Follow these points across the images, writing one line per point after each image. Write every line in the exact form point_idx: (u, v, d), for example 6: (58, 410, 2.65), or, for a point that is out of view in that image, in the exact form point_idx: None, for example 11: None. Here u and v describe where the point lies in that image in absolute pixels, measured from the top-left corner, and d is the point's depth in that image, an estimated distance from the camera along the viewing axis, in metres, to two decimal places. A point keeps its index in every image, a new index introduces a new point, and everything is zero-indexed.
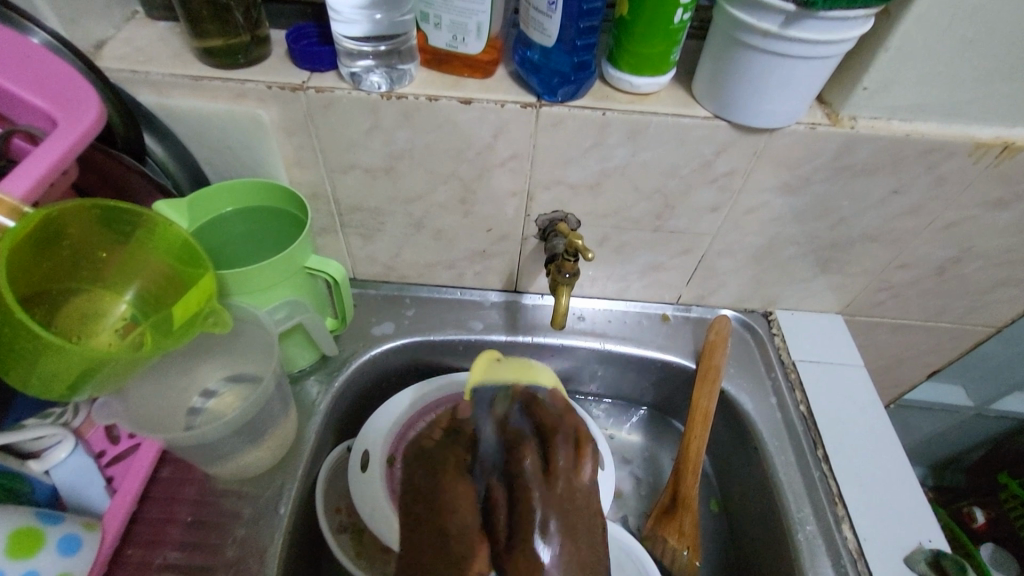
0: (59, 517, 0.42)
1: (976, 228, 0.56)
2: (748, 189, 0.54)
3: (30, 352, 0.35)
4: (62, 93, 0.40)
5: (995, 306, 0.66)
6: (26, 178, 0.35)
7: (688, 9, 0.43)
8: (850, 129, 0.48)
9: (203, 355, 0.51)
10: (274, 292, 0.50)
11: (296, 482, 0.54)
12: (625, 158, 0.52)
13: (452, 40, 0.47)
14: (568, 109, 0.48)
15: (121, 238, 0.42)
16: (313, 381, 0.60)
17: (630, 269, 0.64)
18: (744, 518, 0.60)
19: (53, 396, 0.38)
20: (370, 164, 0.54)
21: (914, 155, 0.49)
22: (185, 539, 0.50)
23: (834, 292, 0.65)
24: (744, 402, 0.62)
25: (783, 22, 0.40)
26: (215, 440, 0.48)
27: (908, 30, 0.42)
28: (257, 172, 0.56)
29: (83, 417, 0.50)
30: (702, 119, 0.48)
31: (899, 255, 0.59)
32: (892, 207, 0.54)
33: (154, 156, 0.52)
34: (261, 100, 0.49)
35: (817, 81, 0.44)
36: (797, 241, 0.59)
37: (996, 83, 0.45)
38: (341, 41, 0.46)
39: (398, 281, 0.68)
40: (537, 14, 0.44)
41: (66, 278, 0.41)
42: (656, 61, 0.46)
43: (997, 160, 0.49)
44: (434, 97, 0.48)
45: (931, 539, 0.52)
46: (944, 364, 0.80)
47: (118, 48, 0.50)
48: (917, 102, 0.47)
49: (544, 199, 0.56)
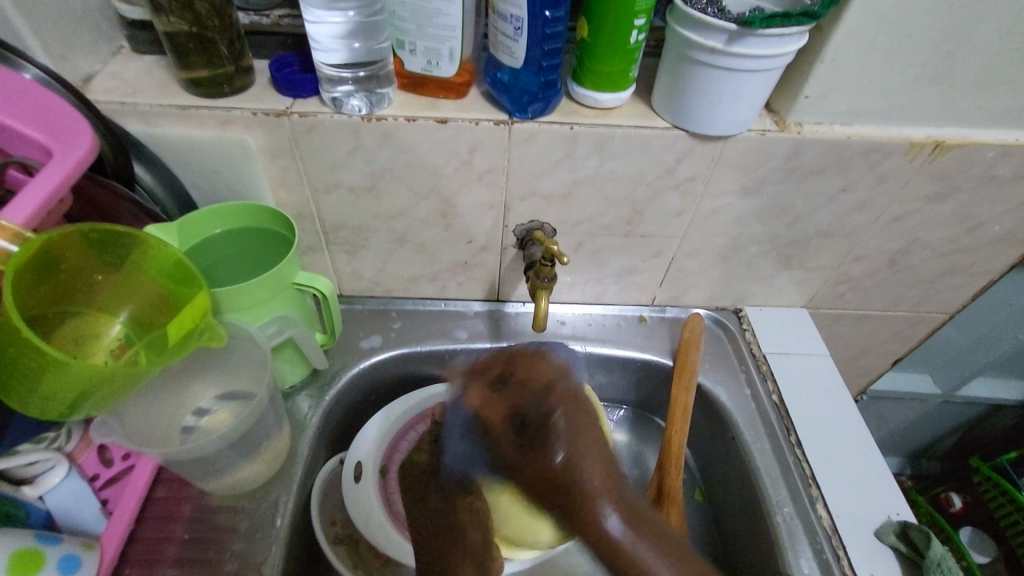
0: (57, 538, 0.43)
1: (921, 220, 0.60)
2: (709, 194, 0.57)
3: (33, 370, 0.36)
4: (56, 124, 0.41)
5: (947, 292, 0.71)
6: (27, 206, 0.37)
7: (642, 30, 0.47)
8: (797, 134, 0.52)
9: (196, 374, 0.53)
10: (265, 308, 0.52)
11: (291, 495, 0.55)
12: (593, 168, 0.55)
13: (427, 64, 0.50)
14: (538, 125, 0.52)
15: (115, 262, 0.44)
16: (305, 397, 0.62)
17: (606, 274, 0.67)
18: (726, 507, 0.63)
19: (52, 416, 0.39)
20: (353, 184, 0.56)
21: (857, 156, 0.54)
22: (183, 556, 0.51)
23: (798, 287, 0.69)
24: (719, 394, 0.65)
25: (727, 40, 0.45)
26: (210, 453, 0.49)
27: (839, 43, 0.47)
28: (244, 195, 0.58)
29: (76, 441, 0.50)
30: (662, 129, 0.52)
31: (854, 249, 0.64)
32: (842, 204, 0.58)
33: (143, 183, 0.54)
34: (247, 125, 0.52)
35: (763, 91, 0.48)
36: (759, 240, 0.63)
37: (920, 88, 0.50)
38: (323, 68, 0.49)
39: (384, 296, 0.70)
40: (504, 38, 0.47)
41: (63, 302, 0.42)
42: (617, 77, 0.50)
43: (932, 156, 0.54)
44: (413, 118, 0.51)
45: (898, 513, 0.55)
46: (906, 351, 0.84)
47: (105, 82, 0.52)
48: (855, 108, 0.51)
49: (520, 210, 0.59)
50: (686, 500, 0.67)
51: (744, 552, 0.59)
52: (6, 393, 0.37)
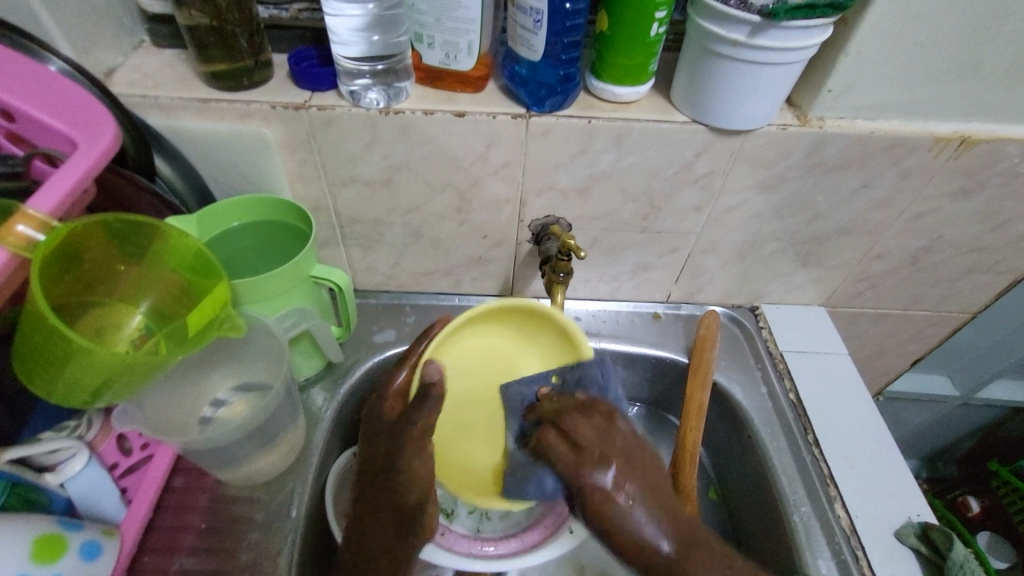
0: (79, 524, 0.43)
1: (945, 217, 0.59)
2: (728, 188, 0.57)
3: (58, 357, 0.37)
4: (81, 116, 0.42)
5: (969, 292, 0.70)
6: (52, 196, 0.37)
7: (663, 23, 0.47)
8: (819, 128, 0.51)
9: (214, 365, 0.53)
10: (282, 300, 0.52)
11: (306, 486, 0.56)
12: (610, 163, 0.55)
13: (445, 58, 0.50)
14: (556, 118, 0.51)
15: (138, 252, 0.44)
16: (319, 390, 0.62)
17: (622, 270, 0.67)
18: (741, 506, 0.62)
19: (76, 404, 0.40)
20: (370, 177, 0.57)
21: (880, 151, 0.53)
22: (199, 546, 0.51)
23: (816, 285, 0.68)
24: (735, 392, 0.64)
25: (749, 33, 0.44)
26: (227, 443, 0.49)
27: (864, 36, 0.46)
28: (263, 188, 0.58)
29: (96, 430, 0.50)
30: (681, 123, 0.51)
31: (874, 246, 0.63)
32: (864, 200, 0.57)
33: (164, 175, 0.55)
34: (265, 119, 0.52)
35: (785, 86, 0.48)
36: (778, 236, 0.62)
37: (947, 82, 0.49)
38: (341, 61, 0.49)
39: (397, 290, 0.71)
40: (524, 31, 0.47)
41: (85, 292, 0.43)
42: (636, 71, 0.49)
43: (957, 152, 0.53)
44: (430, 112, 0.51)
45: (919, 514, 0.54)
46: (925, 351, 0.83)
47: (127, 75, 0.52)
48: (879, 103, 0.51)
49: (537, 204, 0.59)
50: (700, 499, 0.66)
51: (760, 552, 0.58)
52: (31, 380, 0.38)
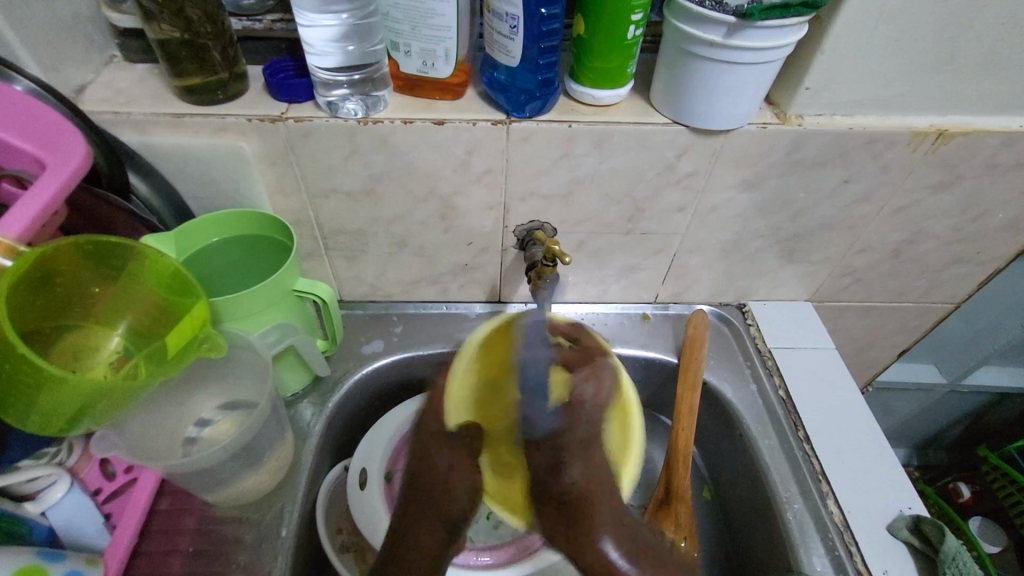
0: (61, 554, 0.42)
1: (925, 210, 0.60)
2: (711, 188, 0.57)
3: (29, 387, 0.35)
4: (50, 136, 0.41)
5: (951, 283, 0.70)
6: (21, 218, 0.36)
7: (640, 26, 0.47)
8: (798, 126, 0.52)
9: (196, 385, 0.52)
10: (265, 316, 0.51)
11: (296, 505, 0.55)
12: (593, 166, 0.55)
13: (422, 66, 0.50)
14: (536, 124, 0.51)
15: (112, 273, 0.43)
16: (307, 404, 0.62)
17: (608, 272, 0.66)
18: (735, 505, 0.62)
19: (51, 432, 0.38)
20: (351, 188, 0.56)
21: (859, 147, 0.53)
22: (188, 569, 0.51)
23: (802, 281, 0.69)
24: (725, 390, 0.64)
25: (726, 33, 0.44)
26: (213, 464, 0.48)
27: (839, 34, 0.46)
28: (242, 202, 0.57)
29: (78, 455, 0.49)
30: (662, 125, 0.51)
31: (857, 241, 0.63)
32: (846, 195, 0.58)
33: (140, 194, 0.53)
34: (242, 132, 0.51)
35: (763, 84, 0.48)
36: (762, 234, 0.62)
37: (921, 76, 0.49)
38: (317, 72, 0.48)
39: (384, 300, 0.70)
40: (500, 37, 0.47)
41: (60, 317, 0.41)
42: (615, 74, 0.49)
43: (935, 145, 0.53)
44: (409, 121, 0.50)
45: (910, 507, 0.55)
46: (910, 343, 0.84)
47: (98, 92, 0.51)
48: (856, 99, 0.51)
49: (520, 210, 0.58)
50: (693, 497, 0.66)
51: (755, 551, 0.58)
52: None
